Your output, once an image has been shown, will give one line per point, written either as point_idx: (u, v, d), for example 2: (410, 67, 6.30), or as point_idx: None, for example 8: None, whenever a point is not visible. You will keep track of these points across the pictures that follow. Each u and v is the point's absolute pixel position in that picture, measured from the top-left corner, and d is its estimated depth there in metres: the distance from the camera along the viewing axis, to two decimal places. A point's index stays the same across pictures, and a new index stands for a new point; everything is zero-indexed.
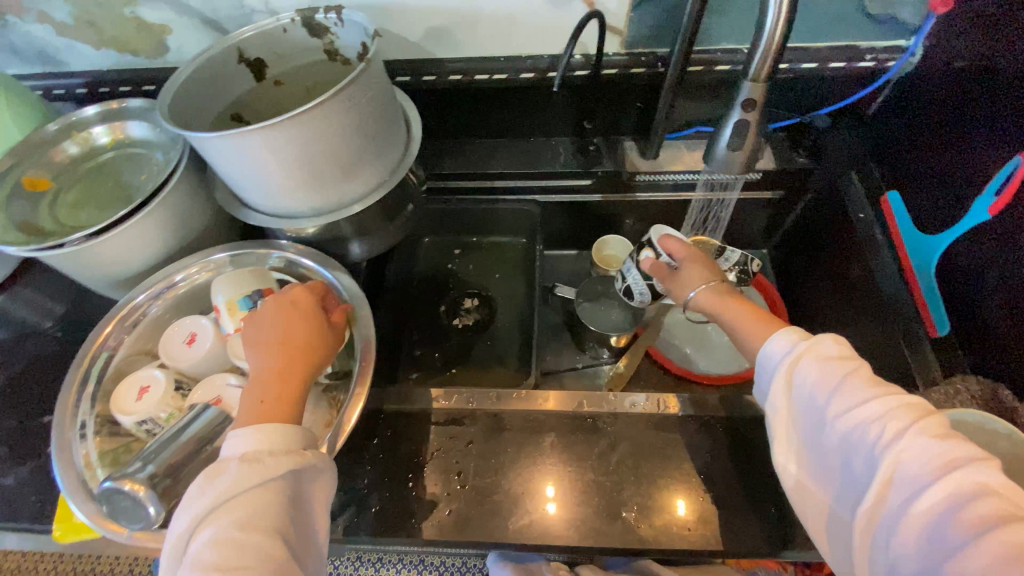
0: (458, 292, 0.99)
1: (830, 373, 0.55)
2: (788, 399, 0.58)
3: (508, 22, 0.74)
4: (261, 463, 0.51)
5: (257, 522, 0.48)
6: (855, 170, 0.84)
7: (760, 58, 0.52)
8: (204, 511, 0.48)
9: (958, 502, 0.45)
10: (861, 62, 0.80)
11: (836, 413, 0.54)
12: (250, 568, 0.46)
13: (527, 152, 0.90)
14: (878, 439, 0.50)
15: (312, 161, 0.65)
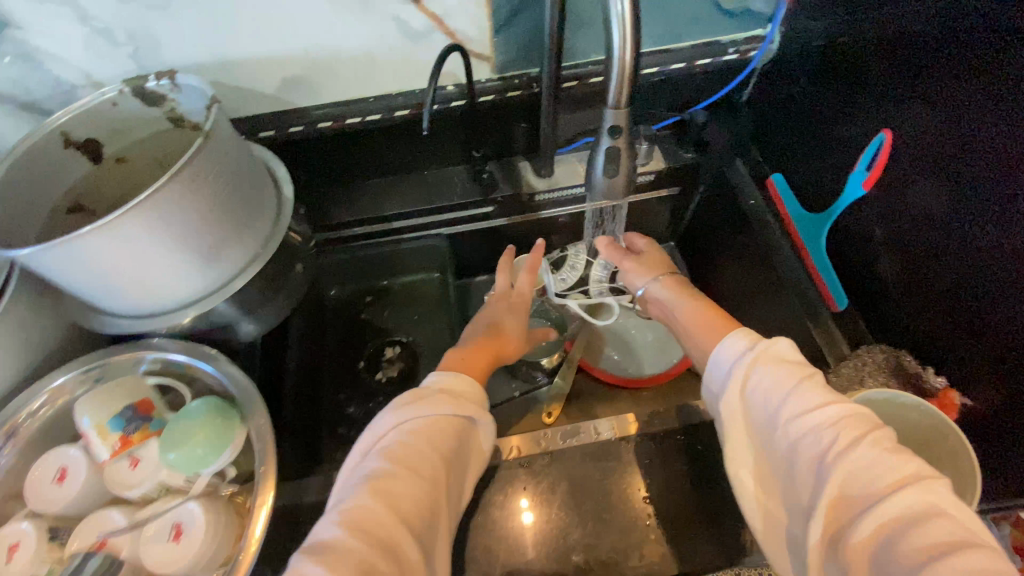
0: (377, 343, 0.90)
1: (785, 379, 0.50)
2: (741, 401, 0.52)
3: (368, 61, 0.69)
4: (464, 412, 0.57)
5: (433, 444, 0.53)
6: (740, 157, 0.86)
7: (617, 86, 0.47)
8: (418, 428, 0.53)
9: (910, 523, 0.40)
10: (726, 56, 0.79)
11: (787, 416, 0.48)
12: (417, 469, 0.50)
13: (421, 187, 0.87)
14: (830, 446, 0.45)
15: (169, 250, 0.56)
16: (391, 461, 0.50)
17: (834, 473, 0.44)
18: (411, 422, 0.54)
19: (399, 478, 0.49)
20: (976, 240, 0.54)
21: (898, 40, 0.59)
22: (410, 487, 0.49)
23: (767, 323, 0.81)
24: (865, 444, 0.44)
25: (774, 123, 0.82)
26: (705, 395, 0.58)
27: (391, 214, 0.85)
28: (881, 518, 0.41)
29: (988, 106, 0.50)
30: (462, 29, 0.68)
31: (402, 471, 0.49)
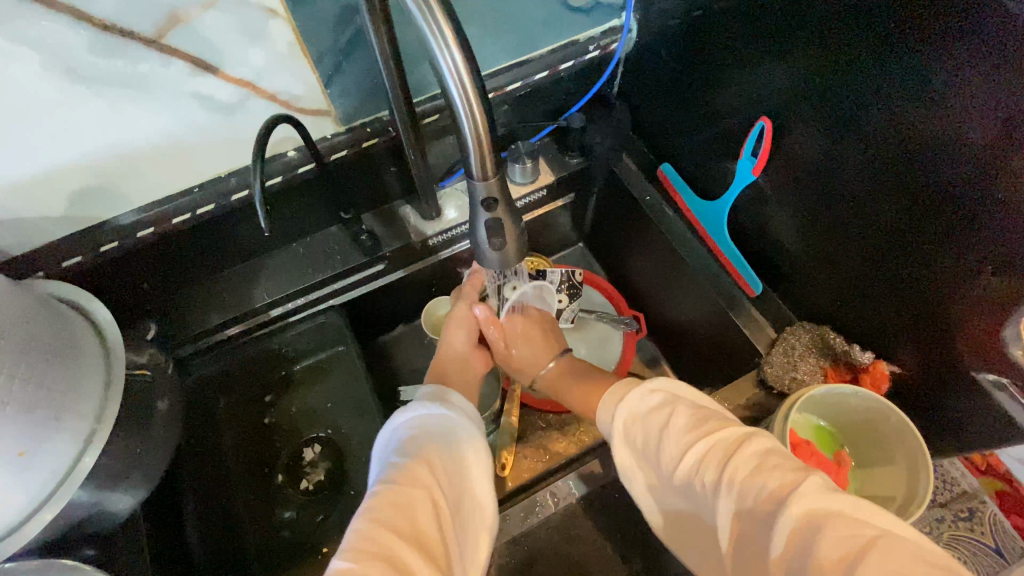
0: (293, 446, 0.79)
1: (656, 422, 0.53)
2: (632, 448, 0.54)
3: (178, 149, 0.57)
4: (454, 419, 0.55)
5: (424, 454, 0.50)
6: (626, 151, 0.82)
7: (476, 152, 0.42)
8: (409, 444, 0.51)
9: (814, 528, 0.38)
10: (587, 55, 0.73)
11: (667, 451, 0.50)
12: (409, 491, 0.46)
13: (293, 263, 0.75)
14: (715, 478, 0.45)
15: None
16: (390, 481, 0.47)
17: (726, 501, 0.44)
18: (405, 442, 0.52)
19: (397, 495, 0.46)
20: (874, 209, 0.54)
21: (754, 23, 0.57)
22: (406, 502, 0.45)
23: (693, 314, 0.79)
24: (744, 459, 0.44)
25: (649, 112, 0.79)
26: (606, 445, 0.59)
27: (264, 304, 0.73)
28: (790, 533, 0.38)
29: (863, 77, 0.49)
30: (285, 88, 0.58)
31: (396, 490, 0.46)
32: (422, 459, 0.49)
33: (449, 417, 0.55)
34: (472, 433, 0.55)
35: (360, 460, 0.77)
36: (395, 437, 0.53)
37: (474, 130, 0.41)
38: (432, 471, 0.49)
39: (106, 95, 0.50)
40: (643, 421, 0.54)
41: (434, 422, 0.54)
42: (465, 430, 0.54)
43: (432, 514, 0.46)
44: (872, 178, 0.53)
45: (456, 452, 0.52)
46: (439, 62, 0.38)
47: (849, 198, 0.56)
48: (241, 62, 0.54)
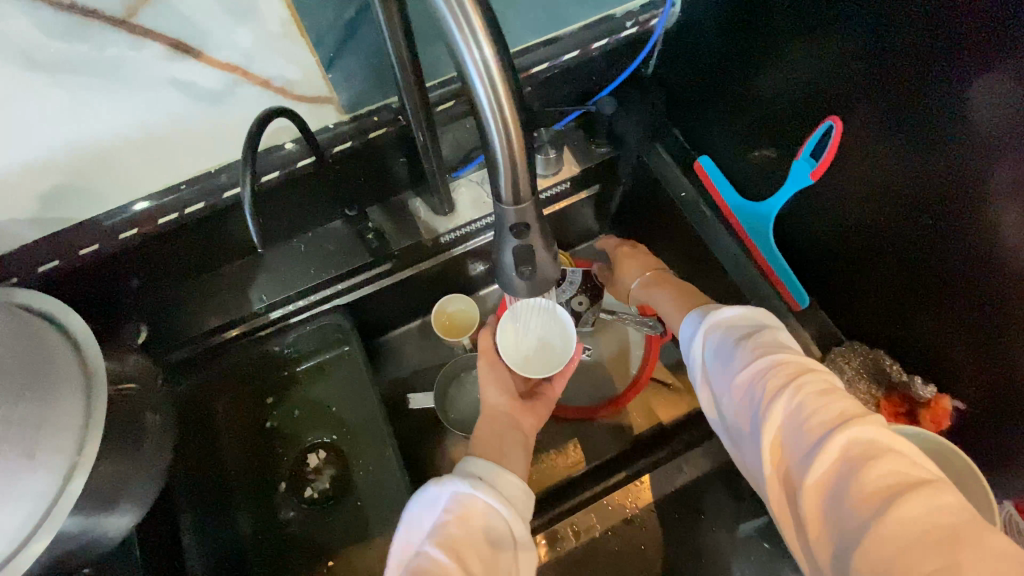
0: (296, 452, 0.75)
1: (727, 340, 0.50)
2: (704, 371, 0.51)
3: (155, 141, 0.50)
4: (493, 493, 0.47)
5: (462, 547, 0.42)
6: (659, 140, 0.74)
7: (506, 169, 0.35)
8: (445, 526, 0.44)
9: (852, 463, 0.38)
10: (622, 32, 0.64)
11: (726, 372, 0.48)
12: None
13: (293, 261, 0.69)
14: (770, 392, 0.43)
15: None
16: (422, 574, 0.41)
17: (771, 425, 0.42)
18: (436, 528, 0.44)
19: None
20: (956, 234, 0.46)
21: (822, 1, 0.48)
22: None
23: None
24: (793, 393, 0.42)
25: (688, 97, 0.70)
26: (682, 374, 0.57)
27: (262, 307, 0.67)
28: (824, 470, 0.39)
29: (949, 79, 0.41)
30: (278, 73, 0.50)
31: None
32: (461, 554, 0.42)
33: (488, 495, 0.46)
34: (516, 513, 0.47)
35: (367, 467, 0.73)
36: (428, 512, 0.46)
37: (504, 144, 0.33)
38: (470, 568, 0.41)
39: (64, 82, 0.43)
40: (717, 343, 0.50)
41: (472, 497, 0.46)
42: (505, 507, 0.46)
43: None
44: (948, 200, 0.45)
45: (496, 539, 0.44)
46: (463, 59, 0.31)
47: (924, 219, 0.48)
48: (225, 44, 0.46)
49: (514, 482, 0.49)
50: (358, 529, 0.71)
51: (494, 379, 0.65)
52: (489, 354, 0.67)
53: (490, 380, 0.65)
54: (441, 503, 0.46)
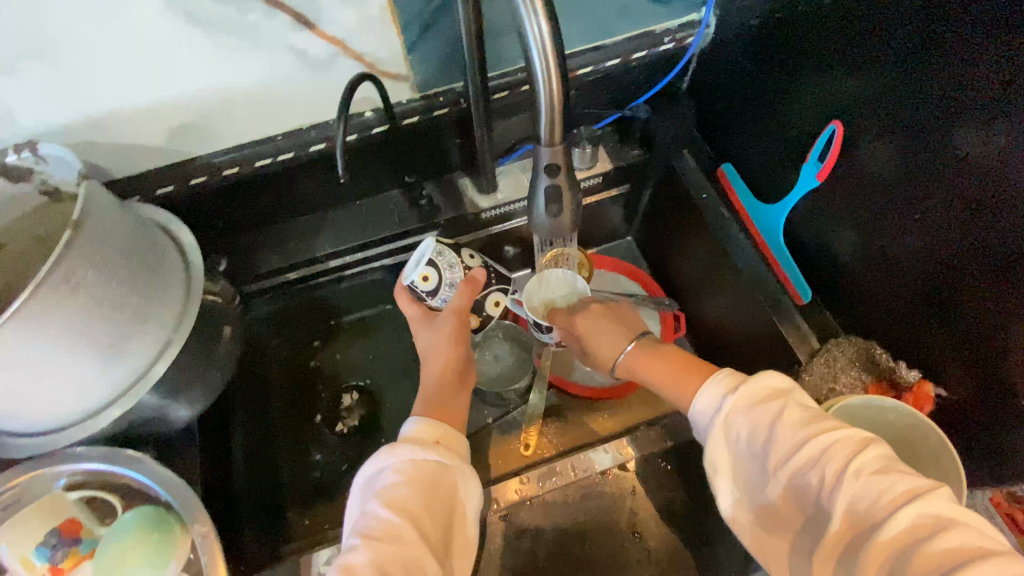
0: (331, 392, 0.84)
1: (757, 420, 0.48)
2: (736, 452, 0.49)
3: (268, 97, 0.61)
4: (441, 454, 0.55)
5: (413, 506, 0.50)
6: (687, 147, 0.82)
7: (547, 116, 0.43)
8: (394, 488, 0.51)
9: (921, 536, 0.39)
10: (661, 47, 0.73)
11: (766, 459, 0.47)
12: (399, 545, 0.48)
13: (354, 220, 0.79)
14: (830, 475, 0.44)
15: (68, 353, 0.48)
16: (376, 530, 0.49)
17: (833, 508, 0.43)
18: (389, 489, 0.51)
19: (383, 552, 0.47)
20: (950, 230, 0.51)
21: (832, 25, 0.56)
22: (390, 553, 0.47)
23: (736, 317, 0.79)
24: (850, 476, 0.43)
25: (719, 110, 0.78)
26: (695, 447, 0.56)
27: (325, 254, 0.77)
28: (891, 543, 0.40)
29: (946, 87, 0.48)
30: (370, 49, 0.60)
31: (379, 540, 0.48)
32: (411, 512, 0.50)
33: (436, 458, 0.54)
34: (462, 468, 0.56)
35: (393, 411, 0.83)
36: (381, 474, 0.53)
37: (546, 88, 0.41)
38: (419, 523, 0.50)
39: (214, 38, 0.54)
40: (749, 422, 0.49)
41: (420, 461, 0.54)
42: (451, 463, 0.55)
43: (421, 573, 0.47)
44: (974, 209, 0.49)
45: (441, 494, 0.53)
46: (525, 29, 0.39)
47: (915, 211, 0.54)
48: (334, 20, 0.57)
49: (457, 441, 0.58)
50: None
51: (452, 337, 0.69)
52: (450, 316, 0.69)
53: (445, 335, 0.69)
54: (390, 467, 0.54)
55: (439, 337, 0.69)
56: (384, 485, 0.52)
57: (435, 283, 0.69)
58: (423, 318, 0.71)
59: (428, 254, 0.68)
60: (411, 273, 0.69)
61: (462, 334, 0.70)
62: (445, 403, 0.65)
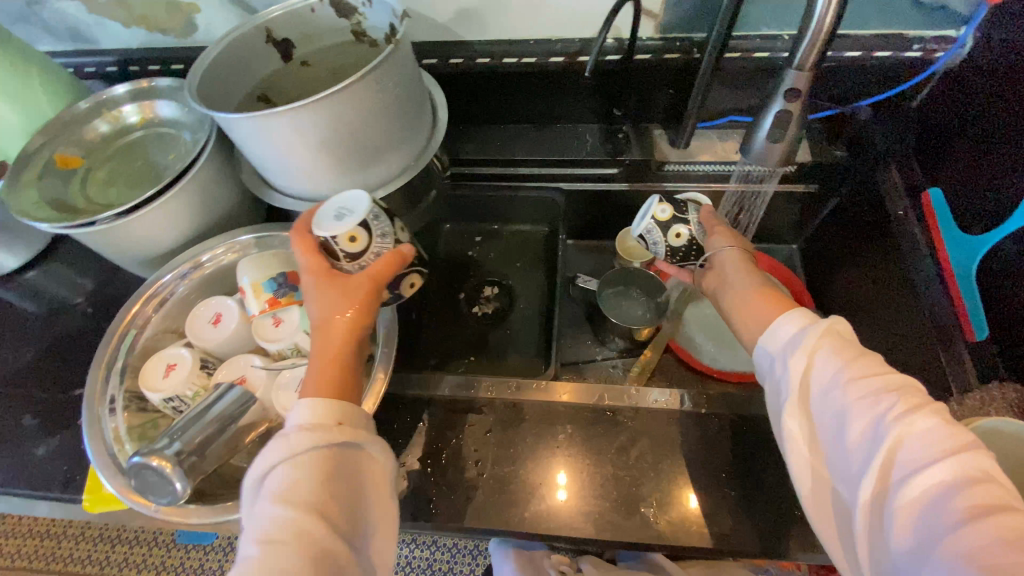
0: (479, 280, 0.96)
1: (842, 350, 0.49)
2: (805, 372, 0.49)
3: (538, 4, 0.72)
4: (344, 429, 0.50)
5: (315, 497, 0.46)
6: (896, 163, 0.78)
7: (807, 45, 0.46)
8: (289, 487, 0.47)
9: (961, 481, 0.39)
10: (907, 52, 0.74)
11: (842, 380, 0.47)
12: (299, 555, 0.44)
13: (552, 138, 0.88)
14: (895, 406, 0.44)
15: (341, 145, 0.62)
16: (275, 535, 0.45)
17: (885, 436, 0.43)
18: (281, 482, 0.47)
19: (286, 555, 0.44)
20: None
21: None
22: (291, 560, 0.44)
23: (899, 346, 0.74)
24: (921, 413, 0.43)
25: (943, 129, 0.74)
26: (754, 367, 0.55)
27: (520, 158, 0.87)
28: (929, 477, 0.40)
29: None
30: None
31: (276, 549, 0.44)
32: (312, 504, 0.46)
33: (332, 444, 0.49)
34: (370, 438, 0.51)
35: (523, 315, 0.93)
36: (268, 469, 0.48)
37: (824, 10, 0.43)
38: (326, 516, 0.46)
39: None
40: (832, 349, 0.49)
41: (315, 448, 0.48)
42: (360, 440, 0.50)
43: (336, 568, 0.45)
44: None
45: (341, 484, 0.48)
46: None
47: None
48: None
49: (360, 414, 0.52)
50: (497, 356, 0.89)
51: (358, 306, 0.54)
52: (364, 282, 0.54)
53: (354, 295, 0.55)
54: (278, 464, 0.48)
55: (340, 299, 0.54)
56: (276, 476, 0.47)
57: (361, 247, 0.55)
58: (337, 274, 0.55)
59: (358, 212, 0.55)
60: (333, 230, 0.54)
61: (372, 306, 0.55)
62: (341, 368, 0.54)
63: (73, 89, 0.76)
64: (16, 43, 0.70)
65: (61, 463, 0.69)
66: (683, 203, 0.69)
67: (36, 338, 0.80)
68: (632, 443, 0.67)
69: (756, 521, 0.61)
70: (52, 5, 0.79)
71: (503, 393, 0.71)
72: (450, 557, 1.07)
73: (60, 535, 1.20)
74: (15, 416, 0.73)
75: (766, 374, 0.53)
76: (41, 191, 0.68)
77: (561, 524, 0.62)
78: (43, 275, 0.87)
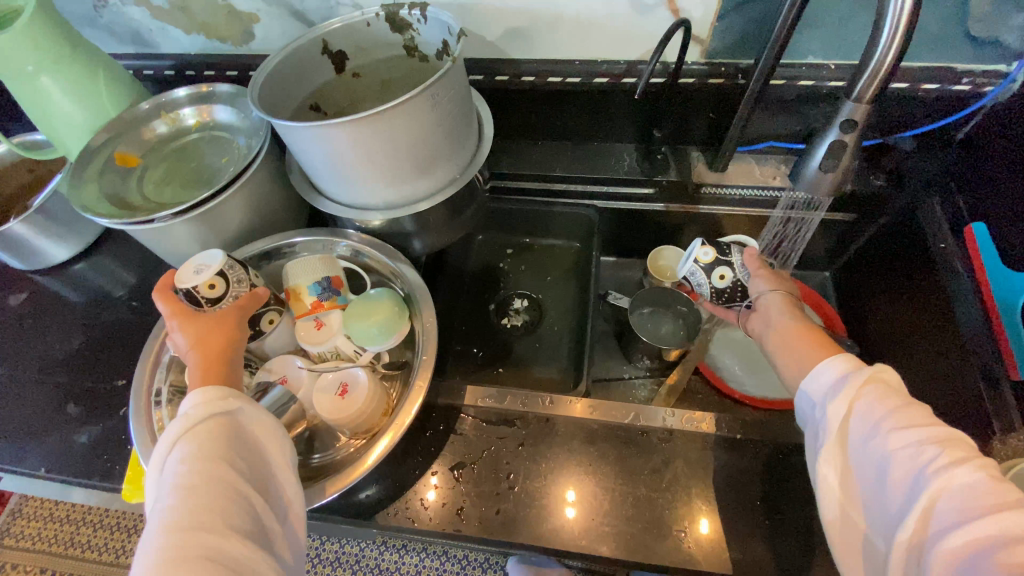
0: (509, 292, 0.97)
1: (886, 398, 0.48)
2: (843, 419, 0.49)
3: (586, 26, 0.73)
4: (239, 398, 0.52)
5: (218, 448, 0.47)
6: (938, 198, 0.78)
7: (868, 78, 0.47)
8: (190, 447, 0.47)
9: (1003, 540, 0.37)
10: (956, 85, 0.73)
11: (882, 429, 0.46)
12: (212, 502, 0.44)
13: (591, 156, 0.89)
14: (936, 460, 0.43)
15: (393, 156, 0.63)
16: (183, 489, 0.44)
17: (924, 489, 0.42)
18: (185, 448, 0.47)
19: (199, 496, 0.44)
20: None
21: None
22: (202, 509, 0.43)
23: (942, 383, 0.72)
24: (967, 468, 0.41)
25: (989, 164, 0.74)
26: (796, 412, 0.55)
27: (558, 174, 0.88)
28: (969, 535, 0.38)
29: None
30: (689, 8, 0.69)
31: (187, 500, 0.44)
32: (221, 458, 0.47)
33: (224, 408, 0.50)
34: (259, 408, 0.53)
35: (553, 329, 0.93)
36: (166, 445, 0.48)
37: (888, 46, 0.44)
38: (234, 465, 0.47)
39: None
40: (874, 395, 0.48)
41: (211, 412, 0.50)
42: (252, 408, 0.52)
43: (250, 511, 0.46)
44: None
45: (239, 442, 0.49)
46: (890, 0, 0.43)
47: None
48: None
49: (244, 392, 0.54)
50: (526, 369, 0.89)
51: (225, 320, 0.59)
52: (230, 309, 0.60)
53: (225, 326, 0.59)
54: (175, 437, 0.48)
55: (210, 330, 0.57)
56: (178, 447, 0.47)
57: (222, 292, 0.61)
58: (194, 314, 0.59)
59: (214, 265, 0.60)
60: (191, 281, 0.59)
61: (239, 333, 0.59)
62: (225, 366, 0.56)
63: (135, 90, 0.79)
64: (89, 45, 0.73)
65: (101, 452, 0.71)
66: (726, 246, 0.73)
67: (81, 328, 0.83)
68: (662, 465, 0.67)
69: (789, 549, 0.61)
70: (118, 10, 0.82)
71: (535, 407, 0.71)
72: (466, 567, 1.06)
73: (81, 520, 1.22)
74: (60, 402, 0.76)
75: (806, 421, 0.53)
76: (101, 188, 0.71)
77: (590, 541, 0.62)
78: (90, 266, 0.90)
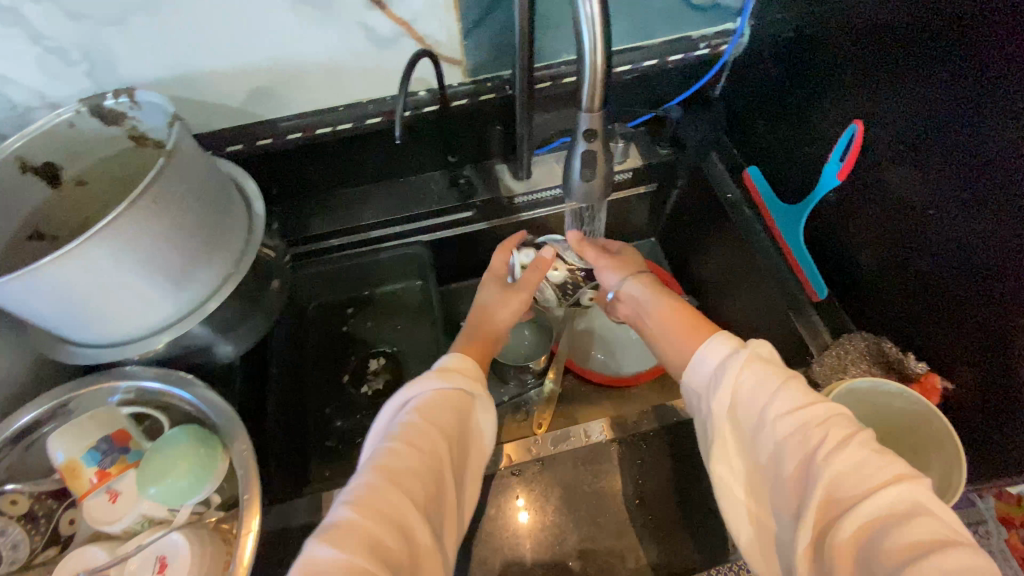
0: (362, 354, 0.90)
1: (768, 379, 0.49)
2: (731, 406, 0.50)
3: (335, 72, 0.68)
4: (481, 389, 0.57)
5: (445, 428, 0.51)
6: (716, 151, 0.85)
7: (589, 86, 0.47)
8: (414, 413, 0.52)
9: (894, 518, 0.38)
10: (696, 51, 0.79)
11: (769, 414, 0.47)
12: (412, 479, 0.46)
13: (399, 194, 0.83)
14: (822, 446, 0.43)
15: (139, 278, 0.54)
16: (398, 452, 0.48)
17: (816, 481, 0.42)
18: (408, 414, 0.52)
19: (410, 468, 0.47)
20: (953, 231, 0.54)
21: (853, 37, 0.60)
22: (412, 476, 0.47)
23: (769, 320, 0.77)
24: (848, 450, 0.42)
25: (744, 115, 0.82)
26: (690, 400, 0.56)
27: (369, 224, 0.81)
28: (864, 522, 0.39)
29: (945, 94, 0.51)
30: (432, 34, 0.66)
31: (397, 467, 0.47)
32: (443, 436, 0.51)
33: (460, 394, 0.55)
34: (490, 405, 0.58)
35: (417, 379, 0.87)
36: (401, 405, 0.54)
37: (593, 53, 0.44)
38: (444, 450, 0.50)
39: (299, 12, 0.61)
40: (757, 375, 0.50)
41: (440, 388, 0.55)
42: (485, 401, 0.57)
43: (440, 499, 0.48)
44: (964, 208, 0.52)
45: (451, 426, 0.52)
46: (579, 13, 0.43)
47: (931, 212, 0.56)
48: (404, 2, 0.62)
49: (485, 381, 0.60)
50: None
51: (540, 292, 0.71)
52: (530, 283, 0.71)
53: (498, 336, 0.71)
54: (417, 396, 0.54)
55: None
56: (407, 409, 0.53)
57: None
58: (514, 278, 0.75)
59: None
60: None
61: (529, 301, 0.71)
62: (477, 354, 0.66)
63: None
64: None
65: None
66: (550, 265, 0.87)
67: None
68: (548, 500, 0.64)
69: (678, 533, 0.62)
70: None
71: None
72: None
73: None
74: None
75: (700, 408, 0.55)
76: None
77: None
78: None
